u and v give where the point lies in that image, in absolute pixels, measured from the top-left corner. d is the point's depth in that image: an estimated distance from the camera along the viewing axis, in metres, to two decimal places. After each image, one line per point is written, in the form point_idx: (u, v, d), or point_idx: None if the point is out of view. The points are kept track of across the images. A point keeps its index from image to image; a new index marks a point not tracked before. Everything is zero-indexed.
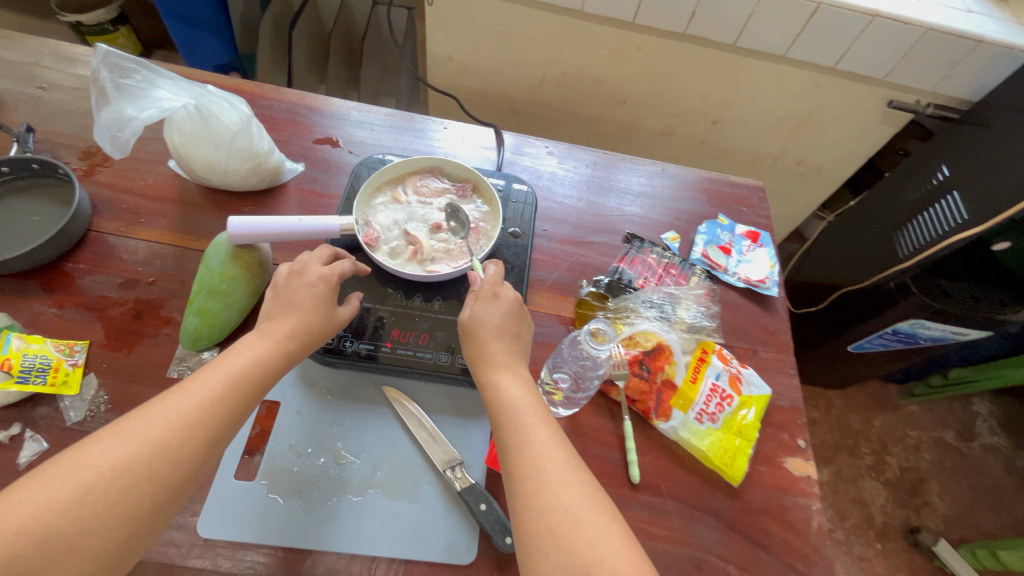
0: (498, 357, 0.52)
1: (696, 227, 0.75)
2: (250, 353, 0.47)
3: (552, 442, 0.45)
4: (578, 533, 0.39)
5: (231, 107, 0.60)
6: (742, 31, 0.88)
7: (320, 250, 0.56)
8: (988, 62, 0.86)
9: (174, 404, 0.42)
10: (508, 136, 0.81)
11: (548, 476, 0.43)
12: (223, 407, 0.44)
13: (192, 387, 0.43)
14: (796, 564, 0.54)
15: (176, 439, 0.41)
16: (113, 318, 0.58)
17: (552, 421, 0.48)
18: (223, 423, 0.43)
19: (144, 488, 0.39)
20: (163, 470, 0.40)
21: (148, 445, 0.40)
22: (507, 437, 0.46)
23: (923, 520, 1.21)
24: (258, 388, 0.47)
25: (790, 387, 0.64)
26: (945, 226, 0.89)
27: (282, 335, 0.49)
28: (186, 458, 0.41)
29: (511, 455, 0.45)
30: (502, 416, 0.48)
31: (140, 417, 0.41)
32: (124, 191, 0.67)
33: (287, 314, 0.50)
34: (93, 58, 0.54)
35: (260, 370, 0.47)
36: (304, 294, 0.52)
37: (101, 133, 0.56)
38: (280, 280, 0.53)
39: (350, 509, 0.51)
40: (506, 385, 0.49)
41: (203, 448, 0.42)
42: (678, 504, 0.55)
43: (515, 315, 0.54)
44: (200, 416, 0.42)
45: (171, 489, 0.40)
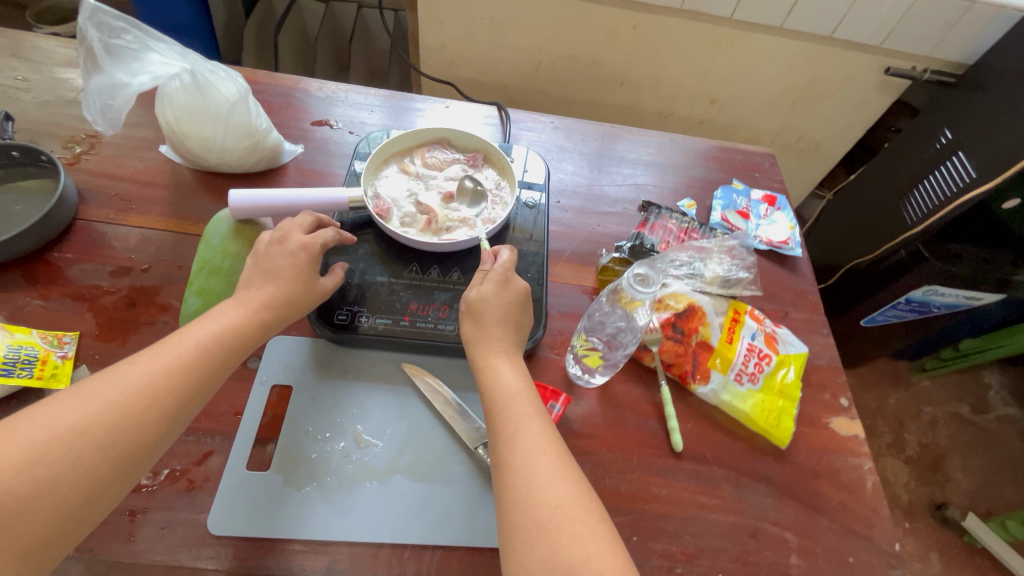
0: (496, 340, 0.48)
1: (711, 193, 0.74)
2: (223, 320, 0.44)
3: (543, 434, 0.42)
4: (565, 529, 0.36)
5: (228, 78, 0.56)
6: (738, 3, 0.88)
7: (303, 216, 0.52)
8: (982, 24, 0.87)
9: (139, 369, 0.39)
10: (512, 113, 0.79)
11: (539, 468, 0.39)
12: (193, 373, 0.41)
13: (159, 352, 0.41)
14: (856, 527, 0.50)
15: (140, 405, 0.38)
16: (105, 307, 0.54)
17: (545, 414, 0.44)
18: (193, 389, 0.41)
19: (105, 452, 0.36)
20: (126, 435, 0.37)
21: (110, 409, 0.37)
22: (498, 426, 0.43)
23: (948, 496, 1.19)
24: (232, 356, 0.43)
25: (827, 346, 0.61)
26: (954, 186, 0.88)
27: (258, 304, 0.46)
28: (151, 424, 0.38)
29: (500, 445, 0.42)
30: (493, 405, 0.44)
31: (103, 380, 0.38)
32: (113, 178, 0.63)
33: (265, 284, 0.47)
34: (78, 14, 0.48)
35: (235, 339, 0.44)
36: (284, 263, 0.48)
37: (89, 103, 0.52)
38: (259, 248, 0.49)
39: (374, 496, 0.47)
40: (501, 371, 0.46)
41: (170, 414, 0.39)
42: (726, 471, 0.52)
43: (519, 303, 0.51)
44: (166, 381, 0.39)
45: (134, 455, 0.37)
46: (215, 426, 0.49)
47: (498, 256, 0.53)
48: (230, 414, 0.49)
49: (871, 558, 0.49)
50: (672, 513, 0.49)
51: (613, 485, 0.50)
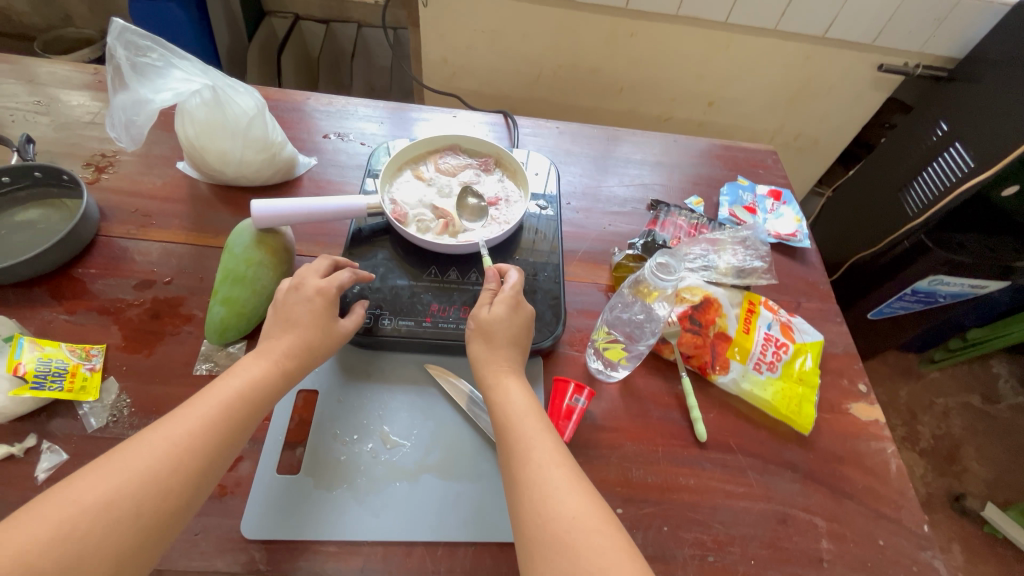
0: (500, 362, 0.49)
1: (717, 190, 0.75)
2: (245, 375, 0.44)
3: (555, 449, 0.42)
4: (585, 540, 0.36)
5: (247, 93, 0.58)
6: (732, 7, 0.91)
7: (318, 262, 0.52)
8: (971, 18, 0.90)
9: (163, 435, 0.39)
10: (518, 120, 0.81)
11: (554, 481, 0.40)
12: (217, 433, 0.41)
13: (182, 416, 0.40)
14: (883, 509, 0.51)
15: (165, 470, 0.37)
16: (130, 320, 0.54)
17: (554, 431, 0.44)
18: (218, 450, 0.40)
19: (132, 523, 0.35)
20: (152, 504, 0.36)
21: (135, 477, 0.36)
22: (511, 442, 0.43)
23: (966, 486, 1.18)
24: (254, 411, 0.43)
25: (841, 334, 0.62)
26: (951, 178, 0.90)
27: (279, 355, 0.46)
28: (177, 490, 0.37)
29: (514, 462, 0.42)
30: (505, 422, 0.45)
31: (129, 448, 0.38)
32: (133, 195, 0.64)
33: (284, 334, 0.47)
34: (107, 34, 0.51)
35: (256, 394, 0.44)
36: (303, 311, 0.48)
37: (115, 118, 0.54)
38: (277, 298, 0.50)
39: (404, 495, 0.47)
40: (511, 391, 0.47)
41: (194, 478, 0.39)
42: (751, 459, 0.52)
43: (526, 330, 0.51)
44: (191, 444, 0.39)
45: (161, 523, 0.36)
46: None
47: (506, 277, 0.53)
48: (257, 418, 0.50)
49: (901, 540, 0.49)
50: (701, 501, 0.49)
51: (641, 476, 0.50)
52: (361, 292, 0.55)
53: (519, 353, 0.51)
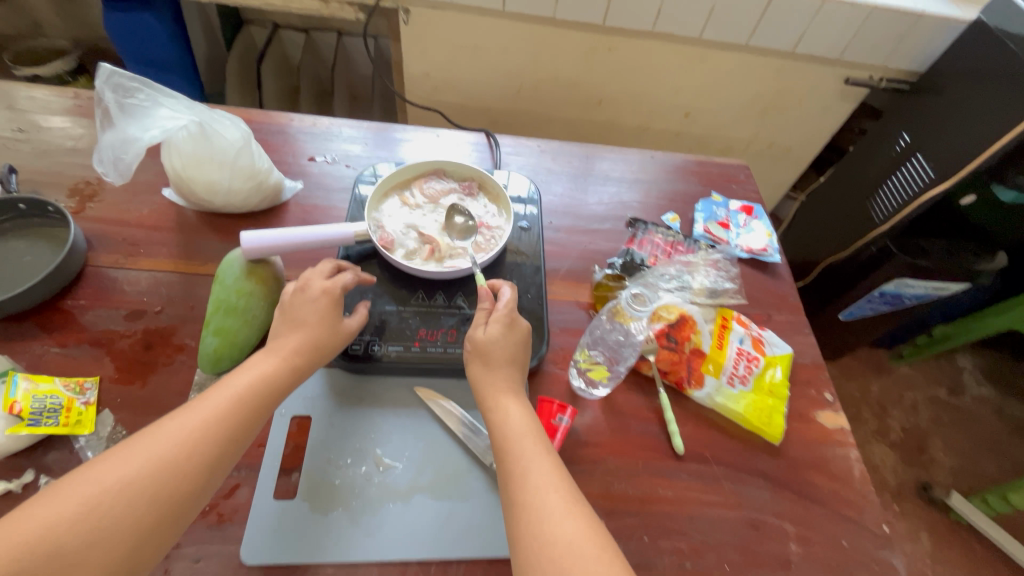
0: (500, 382, 0.51)
1: (692, 206, 0.78)
2: (257, 370, 0.47)
3: (552, 471, 0.45)
4: (580, 563, 0.38)
5: (233, 125, 0.59)
6: (706, 24, 0.94)
7: (322, 265, 0.55)
8: (931, 35, 0.93)
9: (178, 425, 0.42)
10: (500, 139, 0.83)
11: (552, 505, 0.42)
12: (229, 423, 0.43)
13: (196, 409, 0.43)
14: (847, 512, 0.54)
15: (181, 456, 0.40)
16: (122, 351, 0.55)
17: (552, 453, 0.47)
18: (229, 440, 0.43)
19: (149, 505, 0.38)
20: (166, 488, 0.39)
21: (151, 463, 0.39)
22: (509, 464, 0.45)
23: (933, 476, 1.24)
24: (265, 401, 0.46)
25: (809, 345, 0.66)
26: (914, 187, 0.95)
27: (289, 351, 0.49)
28: (189, 476, 0.40)
29: (513, 484, 0.44)
30: (504, 445, 0.47)
31: (147, 436, 0.41)
32: (119, 224, 0.64)
33: (289, 334, 0.50)
34: (96, 78, 0.52)
35: (267, 387, 0.46)
36: (309, 311, 0.51)
37: (103, 156, 0.54)
38: (284, 300, 0.52)
39: (398, 516, 0.49)
40: (510, 411, 0.49)
41: (207, 465, 0.41)
42: (725, 469, 0.55)
43: (524, 345, 0.54)
44: (203, 434, 0.42)
45: (175, 506, 0.39)
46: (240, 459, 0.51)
47: (500, 294, 0.55)
48: (253, 445, 0.51)
49: (863, 540, 0.53)
50: (678, 511, 0.52)
51: (622, 489, 0.53)
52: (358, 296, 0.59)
53: (518, 371, 0.53)
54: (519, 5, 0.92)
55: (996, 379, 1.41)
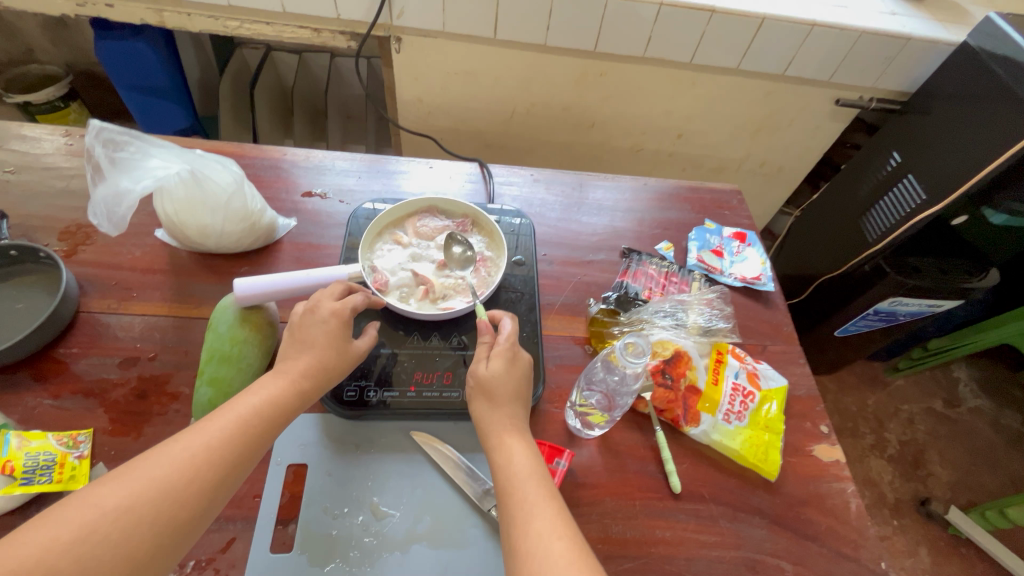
0: (503, 422, 0.50)
1: (686, 234, 0.78)
2: (263, 393, 0.46)
3: (556, 519, 0.43)
4: None
5: (225, 169, 0.59)
6: (696, 50, 0.94)
7: (332, 285, 0.55)
8: (919, 57, 0.95)
9: (182, 446, 0.41)
10: (493, 169, 0.83)
11: (554, 555, 0.40)
12: (233, 446, 0.43)
13: (200, 430, 0.43)
14: (844, 549, 0.54)
15: (183, 480, 0.40)
16: (116, 401, 0.55)
17: (559, 500, 0.45)
18: (233, 463, 0.42)
19: (148, 528, 0.37)
20: (167, 511, 0.38)
21: (154, 485, 0.39)
22: (513, 510, 0.44)
23: (931, 490, 1.24)
24: (268, 427, 0.46)
25: (804, 376, 0.66)
26: (906, 208, 0.96)
27: (296, 374, 0.49)
28: (191, 499, 0.40)
29: (515, 530, 0.42)
30: (507, 490, 0.45)
31: (150, 457, 0.40)
32: (111, 267, 0.64)
33: (301, 354, 0.50)
34: (87, 135, 0.53)
35: (271, 411, 0.46)
36: (318, 331, 0.51)
37: (93, 207, 0.54)
38: (292, 319, 0.52)
39: (395, 568, 0.49)
40: (514, 452, 0.48)
41: (209, 489, 0.41)
42: (722, 507, 0.55)
43: (528, 376, 0.54)
44: (207, 457, 0.41)
45: (174, 530, 0.38)
46: (236, 511, 0.50)
47: (501, 327, 0.55)
48: (250, 497, 0.51)
49: None
50: (676, 554, 0.52)
51: (620, 532, 0.53)
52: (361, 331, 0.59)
53: (522, 407, 0.53)
54: (510, 32, 0.92)
55: (991, 390, 1.41)
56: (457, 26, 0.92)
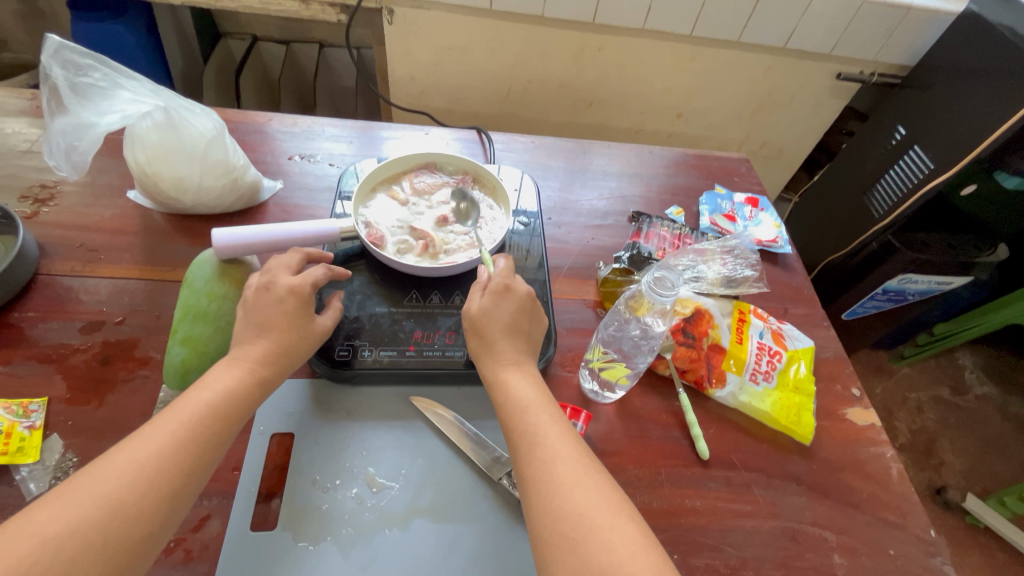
0: (504, 351, 0.46)
1: (696, 200, 0.75)
2: (218, 386, 0.41)
3: (565, 442, 0.40)
4: (593, 538, 0.34)
5: (204, 115, 0.54)
6: (696, 20, 0.92)
7: (289, 256, 0.48)
8: (921, 28, 0.94)
9: (128, 455, 0.35)
10: (492, 136, 0.79)
11: (560, 477, 0.37)
12: (190, 450, 0.37)
13: (147, 434, 0.37)
14: (889, 516, 0.50)
15: (134, 495, 0.34)
16: (76, 368, 0.49)
17: (567, 422, 0.42)
18: (189, 467, 0.37)
19: (97, 554, 0.32)
20: (118, 530, 0.33)
21: (101, 504, 0.33)
22: (515, 438, 0.40)
23: (945, 479, 1.20)
24: (229, 426, 0.40)
25: (830, 338, 0.62)
26: (914, 178, 0.92)
27: (253, 361, 0.43)
28: (145, 513, 0.34)
29: (522, 457, 0.39)
30: (510, 418, 0.42)
31: (89, 476, 0.34)
32: (77, 229, 0.59)
33: (260, 338, 0.44)
34: (43, 52, 0.47)
35: (230, 405, 0.40)
36: (274, 311, 0.44)
37: (54, 143, 0.50)
38: (246, 296, 0.46)
39: (395, 546, 0.43)
40: (512, 383, 0.44)
41: (165, 499, 0.35)
42: (755, 474, 0.50)
43: (526, 310, 0.48)
44: (160, 465, 0.36)
45: (129, 550, 0.33)
46: (212, 485, 0.44)
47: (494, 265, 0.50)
48: (227, 470, 0.45)
49: (910, 548, 0.48)
50: (709, 524, 0.47)
51: (646, 502, 0.47)
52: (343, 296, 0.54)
53: (523, 344, 0.47)
54: (505, 2, 0.90)
55: (997, 377, 1.39)
56: None
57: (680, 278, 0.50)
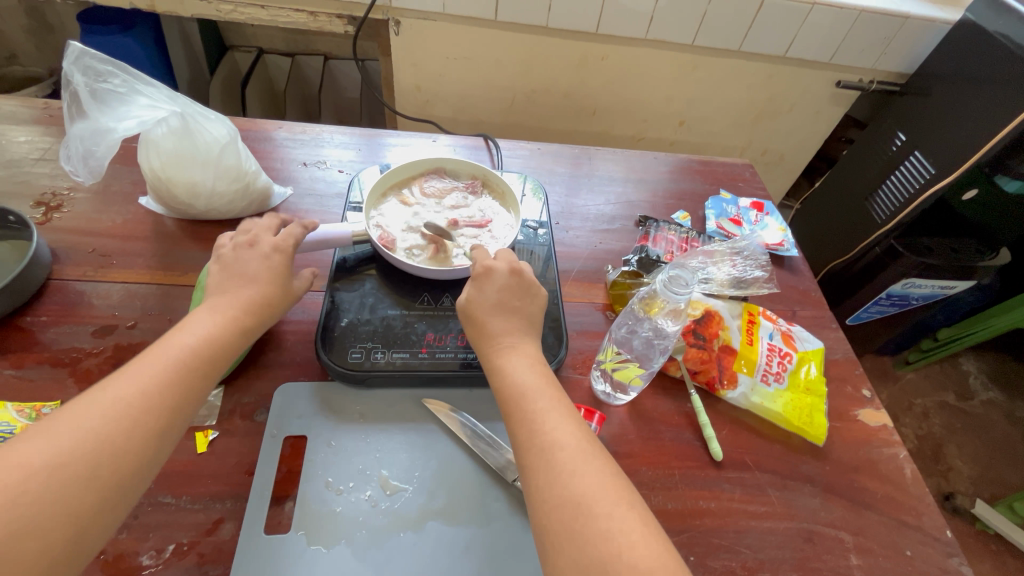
0: (502, 338, 0.45)
1: (702, 204, 0.76)
2: (200, 331, 0.41)
3: (570, 428, 0.39)
4: (591, 527, 0.33)
5: (218, 121, 0.55)
6: (698, 29, 0.94)
7: (268, 219, 0.51)
8: (918, 35, 0.95)
9: (114, 394, 0.36)
10: (499, 142, 0.80)
11: (560, 465, 0.36)
12: (176, 390, 0.38)
13: (132, 374, 0.37)
14: (905, 518, 0.49)
15: (123, 429, 0.34)
16: (88, 371, 0.48)
17: (568, 405, 0.41)
18: (175, 407, 0.37)
19: (87, 485, 0.32)
20: (107, 463, 0.33)
21: (90, 436, 0.33)
22: (515, 425, 0.40)
23: (954, 485, 1.19)
24: (213, 369, 0.40)
25: (839, 340, 0.62)
26: (916, 183, 0.93)
27: (236, 310, 0.44)
28: (133, 449, 0.34)
29: (521, 444, 0.39)
30: (508, 404, 0.41)
31: (74, 410, 0.34)
32: (90, 235, 0.59)
33: (241, 286, 0.45)
34: (65, 58, 0.48)
35: (214, 350, 0.41)
36: (257, 265, 0.47)
37: (72, 149, 0.51)
38: (224, 251, 0.48)
39: (409, 548, 0.42)
40: (513, 369, 0.43)
41: (152, 436, 0.35)
42: (769, 475, 0.50)
43: (522, 294, 0.48)
44: (148, 402, 0.36)
45: (118, 482, 0.33)
46: (225, 489, 0.44)
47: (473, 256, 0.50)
48: (240, 473, 0.45)
49: (928, 549, 0.48)
50: (724, 526, 0.46)
51: (662, 503, 0.47)
52: (357, 302, 0.54)
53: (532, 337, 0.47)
54: (511, 13, 0.91)
55: (1002, 383, 1.39)
56: (457, 7, 0.91)
57: (694, 277, 0.49)
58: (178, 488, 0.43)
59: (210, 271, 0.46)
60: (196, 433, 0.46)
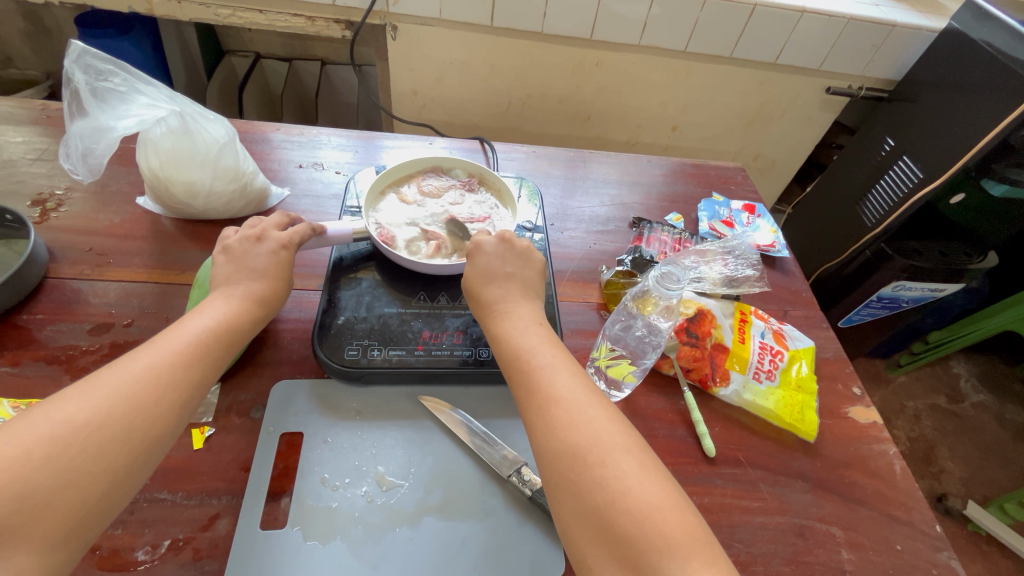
0: (498, 304, 0.46)
1: (695, 207, 0.77)
2: (216, 314, 0.43)
3: (570, 382, 0.39)
4: (584, 476, 0.34)
5: (216, 122, 0.56)
6: (691, 36, 0.95)
7: (275, 216, 0.52)
8: (906, 43, 0.98)
9: (143, 364, 0.37)
10: (495, 145, 0.81)
11: (556, 416, 0.37)
12: (199, 366, 0.39)
13: (160, 347, 0.38)
14: (895, 512, 0.50)
15: (152, 397, 0.35)
16: (84, 368, 0.48)
17: (569, 359, 0.42)
18: (197, 382, 0.38)
19: (121, 445, 0.33)
20: (141, 426, 0.34)
21: (122, 401, 0.34)
22: (516, 379, 0.41)
23: (946, 487, 1.20)
24: (229, 350, 0.42)
25: (829, 339, 0.63)
26: (905, 187, 0.95)
27: (249, 298, 0.45)
28: (164, 416, 0.35)
29: (522, 401, 0.40)
30: (507, 365, 0.42)
31: (105, 376, 0.36)
32: (86, 234, 0.59)
33: (252, 278, 0.46)
34: (66, 58, 0.49)
35: (230, 331, 0.42)
36: (265, 259, 0.48)
37: (72, 147, 0.51)
38: (229, 243, 0.48)
39: (405, 544, 0.42)
40: (514, 332, 0.44)
41: (178, 406, 0.37)
42: (761, 472, 0.51)
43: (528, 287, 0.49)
44: (173, 375, 0.37)
45: (149, 446, 0.35)
46: (222, 485, 0.44)
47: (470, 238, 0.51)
48: (236, 469, 0.45)
49: (918, 543, 0.48)
50: (717, 521, 0.47)
51: None
52: (356, 299, 0.55)
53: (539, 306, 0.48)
54: (507, 19, 0.93)
55: (992, 386, 1.41)
56: (453, 13, 0.92)
57: (685, 273, 0.52)
58: (174, 484, 0.43)
59: (217, 262, 0.47)
60: (192, 430, 0.47)
